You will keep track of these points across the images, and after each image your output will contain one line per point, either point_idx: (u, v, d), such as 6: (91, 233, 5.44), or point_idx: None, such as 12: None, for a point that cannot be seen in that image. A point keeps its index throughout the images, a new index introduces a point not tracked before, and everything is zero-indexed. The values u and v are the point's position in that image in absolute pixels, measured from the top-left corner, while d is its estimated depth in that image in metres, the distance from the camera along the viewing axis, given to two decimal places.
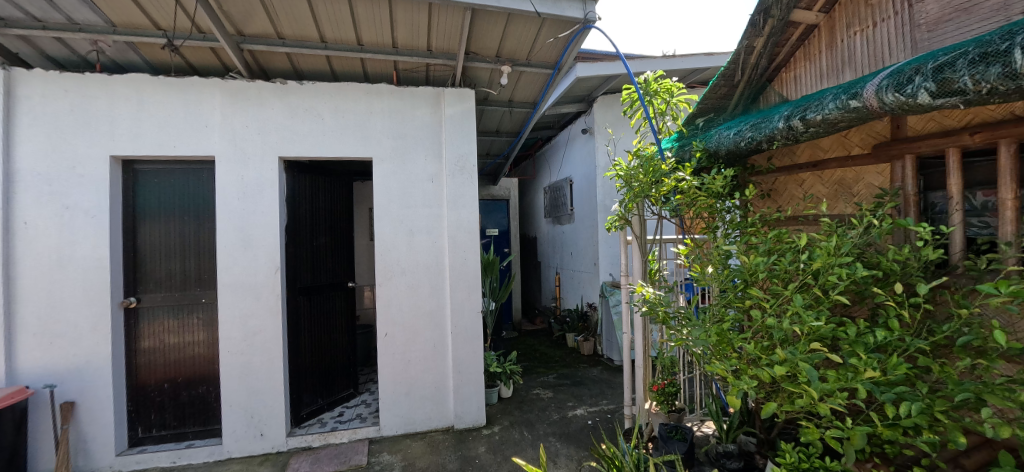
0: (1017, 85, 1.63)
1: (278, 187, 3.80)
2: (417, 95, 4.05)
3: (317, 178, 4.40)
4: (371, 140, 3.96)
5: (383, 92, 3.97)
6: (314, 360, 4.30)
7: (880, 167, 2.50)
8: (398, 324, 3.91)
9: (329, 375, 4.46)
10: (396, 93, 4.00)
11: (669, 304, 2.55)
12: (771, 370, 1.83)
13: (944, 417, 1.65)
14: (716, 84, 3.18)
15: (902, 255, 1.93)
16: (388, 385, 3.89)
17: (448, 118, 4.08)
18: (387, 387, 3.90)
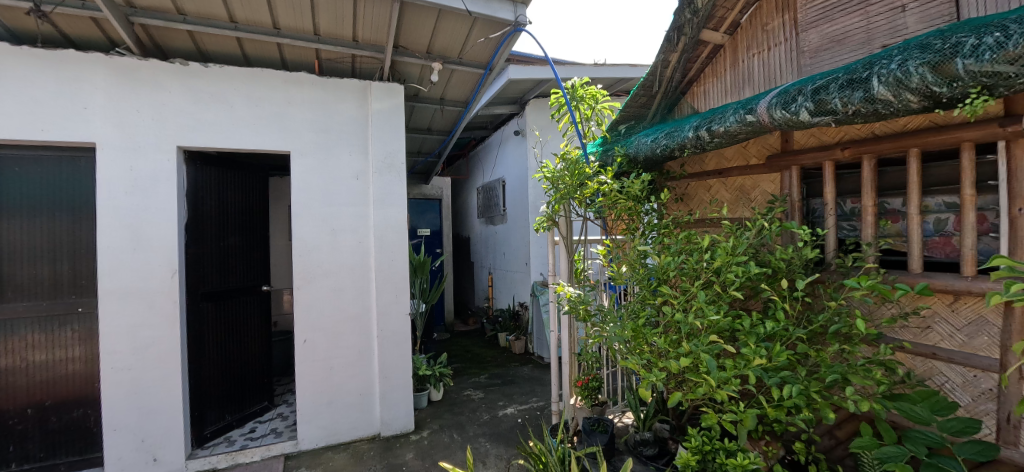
0: (874, 109, 1.88)
1: (177, 182, 3.46)
2: (341, 88, 3.88)
3: (225, 174, 4.05)
4: (288, 134, 3.72)
5: (302, 81, 3.75)
6: (221, 372, 3.95)
7: (772, 176, 2.79)
8: (318, 330, 3.70)
9: (238, 388, 4.13)
10: (317, 83, 3.80)
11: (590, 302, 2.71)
12: (678, 362, 1.98)
13: (819, 396, 1.87)
14: (635, 94, 3.41)
15: (787, 254, 2.18)
16: (307, 395, 3.68)
17: (374, 114, 3.94)
18: (305, 398, 3.68)
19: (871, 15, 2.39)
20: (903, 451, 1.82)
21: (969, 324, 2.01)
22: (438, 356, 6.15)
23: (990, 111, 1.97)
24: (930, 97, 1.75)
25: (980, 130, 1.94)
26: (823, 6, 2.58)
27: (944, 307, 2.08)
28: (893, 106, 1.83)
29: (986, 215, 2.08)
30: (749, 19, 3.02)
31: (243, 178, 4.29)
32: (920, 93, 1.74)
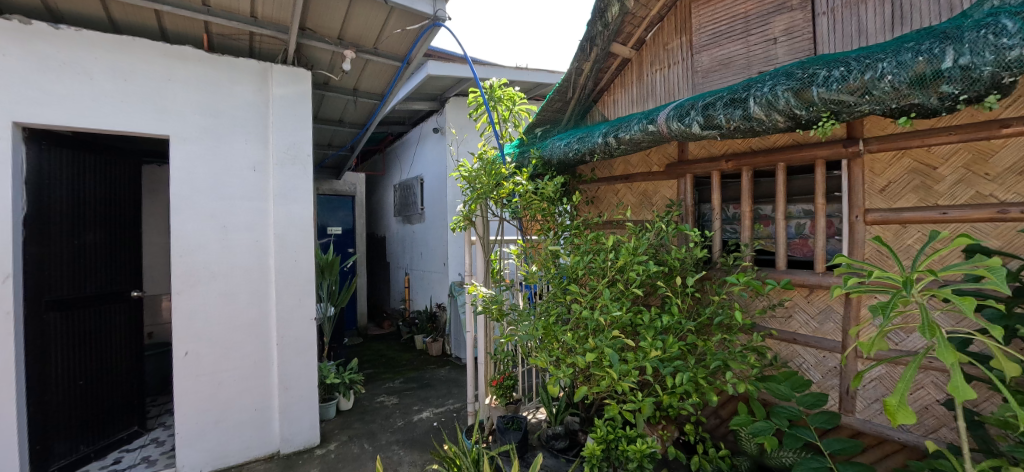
0: (750, 126, 2.14)
1: (12, 167, 2.93)
2: (237, 68, 3.55)
3: (81, 161, 3.52)
4: (170, 115, 3.31)
5: (187, 56, 3.37)
6: (74, 393, 3.42)
7: (671, 182, 3.06)
8: (204, 340, 3.35)
9: (99, 413, 3.62)
10: (206, 60, 3.43)
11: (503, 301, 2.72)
12: (584, 358, 2.10)
13: (705, 381, 2.09)
14: (551, 99, 3.55)
15: (681, 254, 2.42)
16: (190, 415, 3.31)
17: (276, 99, 3.66)
18: (189, 417, 3.32)
19: (751, 44, 2.70)
20: (770, 424, 2.09)
21: (819, 311, 2.36)
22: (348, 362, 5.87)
23: (838, 132, 2.33)
24: (793, 118, 2.02)
25: (832, 148, 2.29)
26: (714, 31, 2.87)
27: (802, 299, 2.43)
28: (765, 124, 2.09)
29: (832, 221, 2.46)
30: (653, 37, 3.27)
31: (103, 165, 3.75)
32: (786, 114, 2.00)
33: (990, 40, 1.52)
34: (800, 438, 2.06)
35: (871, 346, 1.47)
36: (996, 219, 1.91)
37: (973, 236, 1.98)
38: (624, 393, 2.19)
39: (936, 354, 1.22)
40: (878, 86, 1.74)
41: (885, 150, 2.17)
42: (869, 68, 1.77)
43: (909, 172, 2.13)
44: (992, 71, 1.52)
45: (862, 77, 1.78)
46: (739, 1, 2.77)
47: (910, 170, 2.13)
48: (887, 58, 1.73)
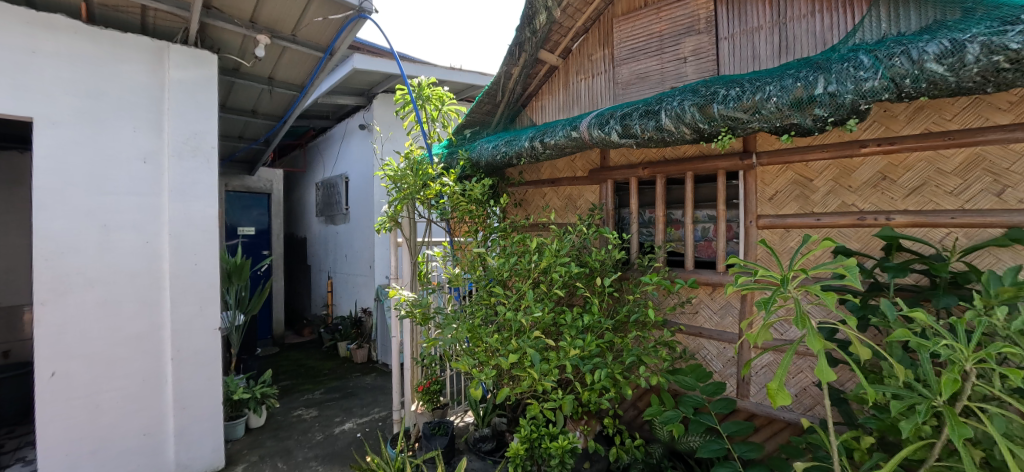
0: (661, 136, 2.31)
1: None
2: (124, 44, 3.12)
3: None
4: (34, 94, 2.83)
5: (60, 27, 2.91)
6: None
7: (593, 187, 3.21)
8: (78, 357, 2.89)
9: None
10: (84, 32, 2.98)
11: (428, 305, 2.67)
12: (506, 359, 2.13)
13: (621, 376, 2.22)
14: (480, 101, 3.59)
15: (601, 255, 2.55)
16: (57, 449, 2.83)
17: (173, 82, 3.27)
18: (56, 451, 2.83)
19: (665, 61, 2.91)
20: (678, 412, 2.27)
21: (721, 307, 2.60)
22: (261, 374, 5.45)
23: (736, 146, 2.59)
24: (698, 131, 2.21)
25: (731, 160, 2.54)
26: (633, 47, 3.05)
27: (706, 295, 2.66)
28: (674, 135, 2.27)
29: (732, 225, 2.72)
30: (578, 47, 3.41)
31: None
32: (691, 127, 2.19)
33: (851, 72, 1.77)
34: (703, 423, 2.26)
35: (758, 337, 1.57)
36: (857, 225, 2.23)
37: (841, 240, 2.29)
38: (544, 392, 2.26)
39: (806, 343, 1.35)
40: (766, 106, 1.96)
41: (772, 164, 2.46)
42: (759, 90, 1.98)
43: (791, 183, 2.42)
44: (852, 98, 1.77)
45: (754, 98, 1.99)
46: (654, 20, 2.97)
47: (792, 182, 2.42)
48: (774, 82, 1.96)
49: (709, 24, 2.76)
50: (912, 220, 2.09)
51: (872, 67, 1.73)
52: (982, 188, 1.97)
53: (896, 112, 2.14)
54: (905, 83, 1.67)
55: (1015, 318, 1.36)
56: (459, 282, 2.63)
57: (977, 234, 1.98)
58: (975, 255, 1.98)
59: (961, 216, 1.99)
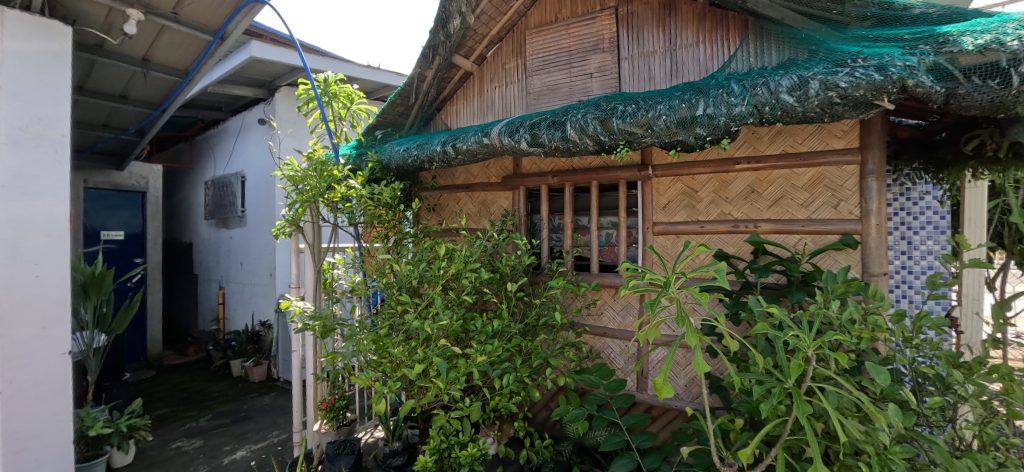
0: (567, 146, 2.43)
1: None
2: None
3: None
4: None
5: None
6: None
7: (506, 193, 3.28)
8: None
9: None
10: None
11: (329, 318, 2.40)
12: (412, 370, 2.06)
13: (528, 379, 2.29)
14: (392, 102, 3.50)
15: (511, 261, 2.62)
16: None
17: (8, 55, 2.71)
18: None
19: (573, 74, 3.07)
20: (583, 410, 2.38)
21: (622, 308, 2.79)
22: (128, 405, 4.77)
23: (635, 158, 2.81)
24: (599, 143, 2.36)
25: (631, 171, 2.76)
26: (544, 59, 3.18)
27: (609, 297, 2.84)
28: (578, 146, 2.40)
29: (632, 232, 2.94)
30: (493, 54, 3.47)
31: None
32: (593, 139, 2.34)
33: (724, 98, 2.01)
34: (606, 418, 2.41)
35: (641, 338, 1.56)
36: (733, 232, 2.53)
37: (720, 245, 2.58)
38: (451, 402, 2.22)
39: (684, 340, 1.46)
40: (657, 123, 2.15)
41: (665, 176, 2.71)
42: (651, 109, 2.18)
43: (681, 194, 2.68)
44: (725, 121, 2.01)
45: (647, 115, 2.18)
46: (564, 35, 3.12)
47: (682, 193, 2.68)
48: (663, 102, 2.17)
49: (613, 44, 2.96)
50: (774, 228, 2.42)
51: (741, 95, 1.98)
52: (826, 202, 2.33)
53: (761, 134, 2.48)
54: (765, 110, 1.93)
55: (845, 309, 1.63)
56: (365, 292, 2.55)
57: (823, 240, 2.34)
58: (821, 257, 2.34)
59: (811, 224, 2.34)
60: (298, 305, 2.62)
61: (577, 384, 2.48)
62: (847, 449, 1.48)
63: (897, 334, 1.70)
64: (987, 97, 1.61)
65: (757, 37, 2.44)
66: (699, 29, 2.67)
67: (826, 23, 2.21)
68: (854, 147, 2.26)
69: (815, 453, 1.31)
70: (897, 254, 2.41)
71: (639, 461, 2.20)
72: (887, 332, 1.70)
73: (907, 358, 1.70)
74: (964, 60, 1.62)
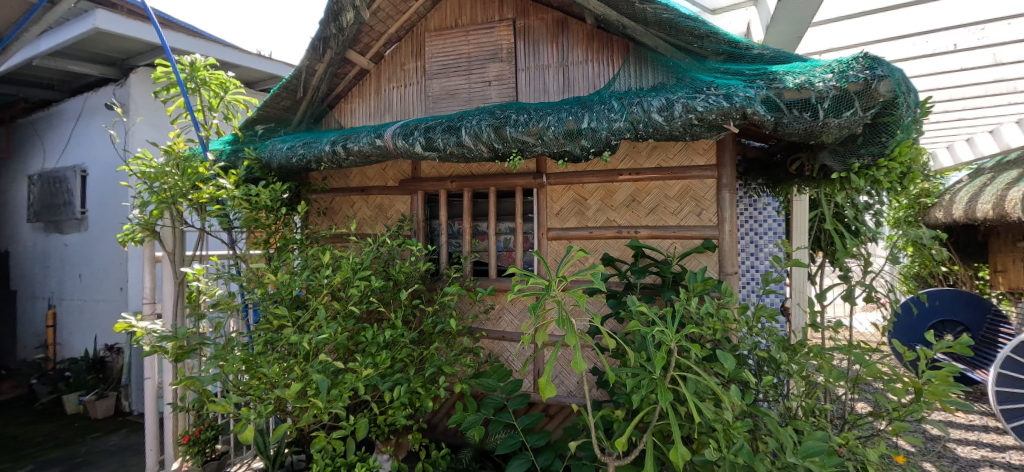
0: (462, 151, 2.45)
1: None
2: None
3: None
4: None
5: None
6: None
7: (404, 197, 3.20)
8: None
9: None
10: None
11: (187, 336, 2.08)
12: (287, 391, 1.79)
13: (421, 390, 2.24)
14: (277, 94, 3.22)
15: (406, 268, 2.55)
16: None
17: None
18: None
19: (471, 80, 3.10)
20: (479, 416, 2.36)
21: (518, 311, 2.91)
22: None
23: (530, 166, 2.92)
24: (493, 150, 2.41)
25: (527, 178, 2.87)
26: (443, 63, 3.17)
27: (507, 302, 2.93)
28: (472, 151, 2.44)
29: (528, 237, 3.05)
30: (391, 54, 3.37)
31: None
32: (487, 145, 2.39)
33: (606, 114, 2.19)
34: (502, 421, 2.43)
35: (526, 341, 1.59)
36: (617, 237, 2.74)
37: (607, 249, 2.78)
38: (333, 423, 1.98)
39: (564, 340, 1.53)
40: (546, 134, 2.27)
41: (558, 184, 2.86)
42: (541, 119, 2.29)
43: (572, 201, 2.84)
44: (606, 135, 2.18)
45: (538, 125, 2.29)
46: (463, 41, 3.14)
47: (572, 200, 2.85)
48: (553, 114, 2.29)
49: (510, 55, 3.04)
50: (652, 233, 2.68)
51: (619, 111, 2.17)
52: (691, 210, 2.63)
53: (640, 149, 2.73)
54: (639, 127, 2.14)
55: (703, 304, 1.86)
56: (231, 306, 2.23)
57: (690, 244, 2.65)
58: (689, 259, 2.64)
59: (680, 230, 2.63)
60: (143, 326, 2.18)
61: (472, 390, 2.47)
62: (702, 428, 1.68)
63: (744, 323, 1.98)
64: (802, 127, 1.95)
65: (637, 61, 2.70)
66: (588, 48, 2.87)
67: (689, 54, 2.51)
68: (712, 163, 2.60)
69: (676, 435, 1.46)
70: (745, 256, 2.81)
71: (533, 460, 2.27)
72: (736, 322, 1.97)
73: (751, 344, 2.00)
74: (787, 95, 1.95)
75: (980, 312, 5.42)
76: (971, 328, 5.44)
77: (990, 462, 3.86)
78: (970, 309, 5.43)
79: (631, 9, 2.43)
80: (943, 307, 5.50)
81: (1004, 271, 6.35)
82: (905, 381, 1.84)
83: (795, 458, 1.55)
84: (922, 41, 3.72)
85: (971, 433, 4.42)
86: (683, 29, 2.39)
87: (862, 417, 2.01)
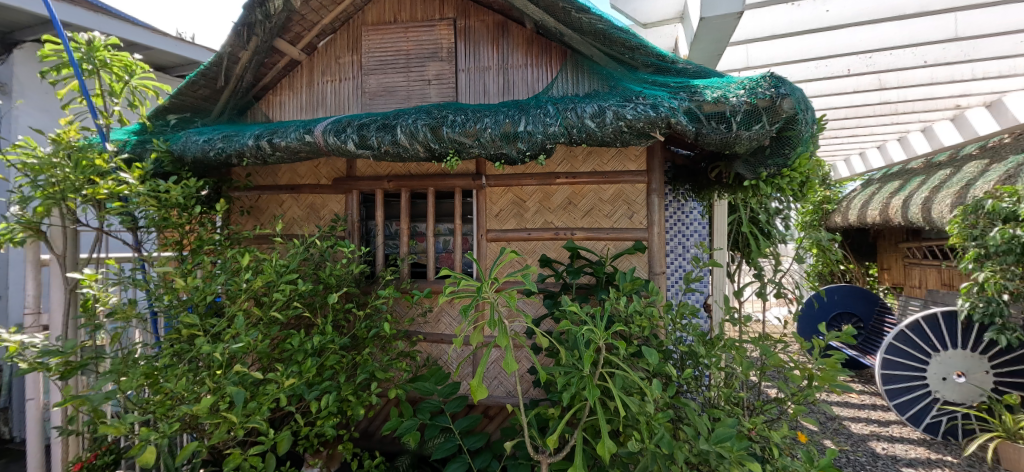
0: (397, 150, 2.39)
1: None
2: None
3: None
4: None
5: None
6: None
7: (338, 196, 3.07)
8: None
9: None
10: None
11: (75, 349, 1.84)
12: (195, 407, 1.62)
13: (352, 397, 2.15)
14: (193, 82, 2.96)
15: (337, 271, 2.43)
16: None
17: None
18: None
19: (410, 78, 3.03)
20: (415, 421, 2.30)
21: (456, 313, 2.89)
22: None
23: (469, 167, 2.91)
24: (429, 150, 2.38)
25: (466, 180, 2.85)
26: (380, 59, 3.07)
27: (446, 304, 2.91)
28: (408, 150, 2.39)
29: (467, 238, 3.03)
30: (325, 46, 3.22)
31: None
32: (424, 145, 2.35)
33: (541, 118, 2.23)
34: (438, 425, 2.39)
35: (460, 343, 1.57)
36: (554, 239, 2.80)
37: (544, 251, 2.82)
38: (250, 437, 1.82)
39: (497, 341, 1.53)
40: (483, 135, 2.27)
41: (497, 186, 2.87)
42: (479, 121, 2.29)
43: (511, 203, 2.86)
44: (541, 138, 2.22)
45: (475, 126, 2.28)
46: (402, 38, 3.07)
47: (511, 202, 2.86)
48: (490, 116, 2.30)
49: (450, 54, 3.01)
50: (587, 235, 2.75)
51: (555, 116, 2.21)
52: (624, 213, 2.75)
53: (576, 153, 2.81)
54: (573, 132, 2.20)
55: (632, 303, 1.95)
56: (130, 315, 2.01)
57: (622, 245, 2.75)
58: (621, 260, 2.74)
59: (613, 232, 2.73)
60: (17, 340, 1.89)
61: (406, 395, 2.41)
62: (628, 421, 1.76)
63: (669, 320, 2.09)
64: (718, 137, 2.09)
65: (574, 68, 2.77)
66: (527, 53, 2.90)
67: (622, 65, 2.61)
68: (643, 169, 2.73)
69: (603, 429, 1.52)
70: (673, 257, 2.96)
71: (470, 463, 2.25)
72: (662, 319, 2.08)
73: (676, 339, 2.12)
74: (706, 108, 2.08)
75: (869, 304, 6.12)
76: (861, 317, 6.13)
77: (877, 436, 4.37)
78: (862, 301, 6.12)
79: (567, 18, 2.49)
80: (841, 301, 6.18)
81: (889, 269, 7.20)
82: (803, 368, 2.05)
83: (707, 444, 1.67)
84: (823, 65, 4.14)
85: (862, 412, 4.98)
86: (615, 40, 2.49)
87: (769, 403, 2.20)
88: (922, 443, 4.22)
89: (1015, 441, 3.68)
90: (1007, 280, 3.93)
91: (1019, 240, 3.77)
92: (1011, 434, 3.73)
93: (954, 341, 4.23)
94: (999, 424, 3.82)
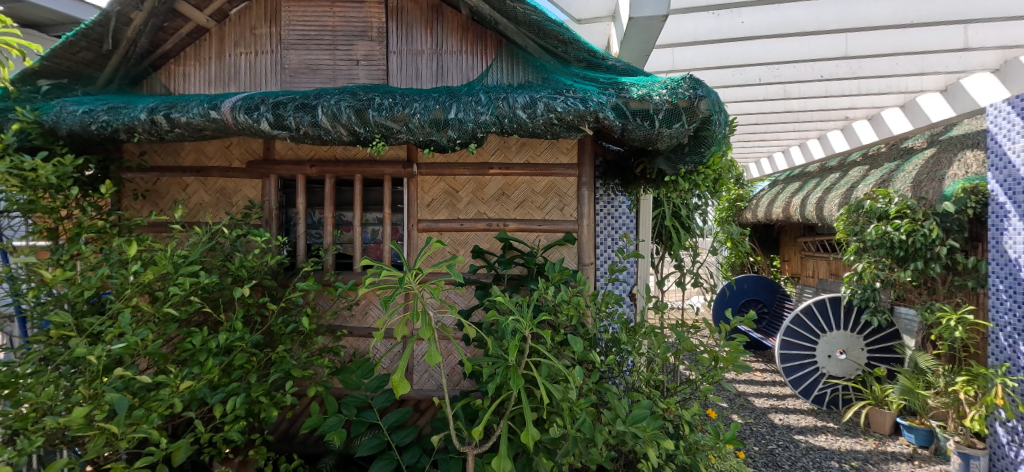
0: (318, 133, 2.23)
1: None
2: None
3: None
4: None
5: None
6: None
7: (253, 181, 2.82)
8: None
9: None
10: None
11: None
12: (63, 418, 1.40)
13: (264, 398, 1.98)
14: (71, 42, 2.56)
15: (249, 262, 2.21)
16: None
17: None
18: None
19: (337, 57, 2.83)
20: (340, 417, 2.17)
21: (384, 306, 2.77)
22: None
23: (399, 154, 2.78)
24: (353, 134, 2.24)
25: (395, 167, 2.72)
26: (302, 33, 2.84)
27: (373, 296, 2.78)
28: (330, 133, 2.23)
29: (397, 228, 2.90)
30: (238, 14, 2.91)
31: None
32: (348, 129, 2.21)
33: (472, 106, 2.18)
34: (365, 421, 2.24)
35: (380, 337, 1.47)
36: (487, 230, 2.76)
37: (476, 242, 2.77)
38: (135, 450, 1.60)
39: (418, 334, 1.47)
40: (412, 121, 2.18)
41: (428, 175, 2.78)
42: (407, 105, 2.19)
43: (443, 193, 2.78)
44: (473, 127, 2.18)
45: (403, 111, 2.18)
46: (327, 13, 2.85)
47: (443, 192, 2.78)
48: (419, 101, 2.21)
49: (380, 34, 2.84)
50: (519, 226, 2.74)
51: (486, 104, 2.18)
52: (555, 206, 2.77)
53: (510, 144, 2.78)
54: (504, 122, 2.17)
55: (559, 292, 1.98)
56: None
57: (553, 237, 2.77)
58: (552, 251, 2.75)
59: (545, 224, 2.75)
60: None
61: (328, 393, 2.26)
62: (552, 407, 1.78)
63: (595, 309, 2.13)
64: (642, 133, 2.15)
65: (508, 57, 2.73)
66: (462, 39, 2.82)
67: (555, 57, 2.62)
68: (574, 162, 2.76)
69: (528, 416, 1.51)
70: (601, 248, 3.04)
71: (398, 459, 2.14)
72: (587, 308, 2.10)
73: (603, 329, 2.17)
74: (632, 104, 2.14)
75: (771, 292, 6.73)
76: (765, 303, 6.73)
77: (775, 408, 4.84)
78: (766, 290, 6.71)
79: (501, 5, 2.44)
80: (749, 289, 6.74)
81: (790, 261, 7.94)
82: (709, 350, 2.19)
83: (623, 425, 1.73)
84: (737, 73, 4.44)
85: (763, 388, 5.49)
86: (549, 33, 2.48)
87: (684, 383, 2.33)
88: (810, 412, 4.73)
89: (882, 407, 4.19)
90: (878, 271, 4.44)
91: (888, 237, 4.25)
92: (878, 401, 4.26)
93: (838, 323, 4.75)
94: (870, 393, 4.34)
